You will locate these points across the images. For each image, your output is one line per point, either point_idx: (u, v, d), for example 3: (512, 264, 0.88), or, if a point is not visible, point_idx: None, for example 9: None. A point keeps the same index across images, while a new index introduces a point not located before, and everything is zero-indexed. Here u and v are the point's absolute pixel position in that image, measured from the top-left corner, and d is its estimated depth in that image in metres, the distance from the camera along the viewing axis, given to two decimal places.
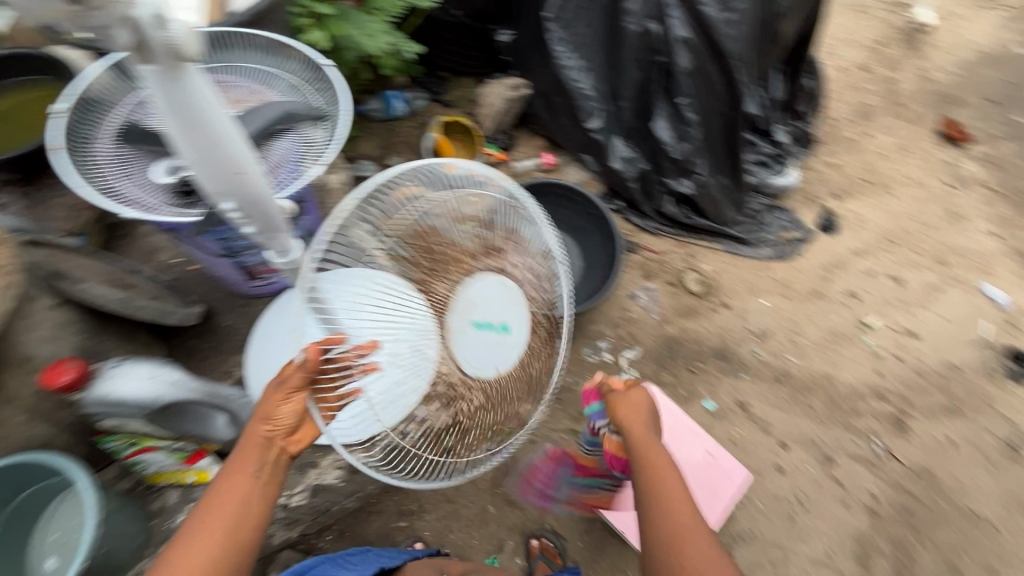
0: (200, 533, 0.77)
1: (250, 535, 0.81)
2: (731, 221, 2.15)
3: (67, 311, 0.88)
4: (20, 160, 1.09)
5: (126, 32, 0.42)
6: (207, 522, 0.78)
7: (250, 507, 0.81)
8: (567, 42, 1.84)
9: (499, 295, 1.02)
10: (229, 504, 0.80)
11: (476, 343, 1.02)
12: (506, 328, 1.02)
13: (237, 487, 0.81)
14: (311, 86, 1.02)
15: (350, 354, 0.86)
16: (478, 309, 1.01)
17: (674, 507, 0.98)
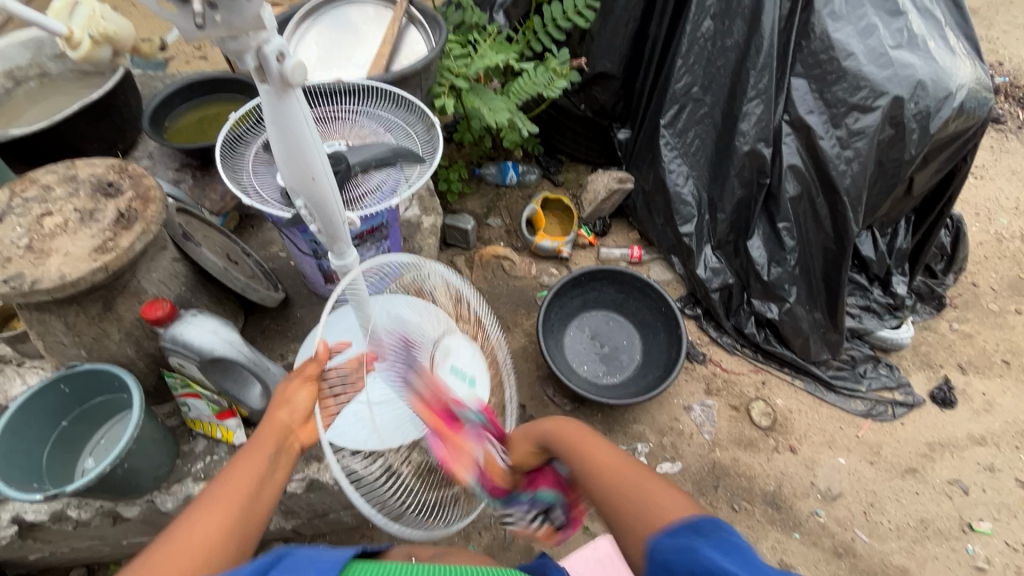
0: (210, 507, 0.69)
1: (258, 519, 0.72)
2: (821, 361, 1.98)
3: (181, 265, 1.09)
4: (202, 151, 1.41)
5: (252, 59, 0.56)
6: (215, 497, 0.70)
7: (261, 492, 0.73)
8: (677, 149, 1.92)
9: (472, 354, 1.04)
10: (240, 483, 0.72)
11: (457, 394, 0.98)
12: (472, 383, 1.02)
13: (248, 468, 0.74)
14: (420, 137, 1.20)
15: (355, 362, 0.88)
16: (455, 361, 1.01)
17: (592, 446, 0.89)
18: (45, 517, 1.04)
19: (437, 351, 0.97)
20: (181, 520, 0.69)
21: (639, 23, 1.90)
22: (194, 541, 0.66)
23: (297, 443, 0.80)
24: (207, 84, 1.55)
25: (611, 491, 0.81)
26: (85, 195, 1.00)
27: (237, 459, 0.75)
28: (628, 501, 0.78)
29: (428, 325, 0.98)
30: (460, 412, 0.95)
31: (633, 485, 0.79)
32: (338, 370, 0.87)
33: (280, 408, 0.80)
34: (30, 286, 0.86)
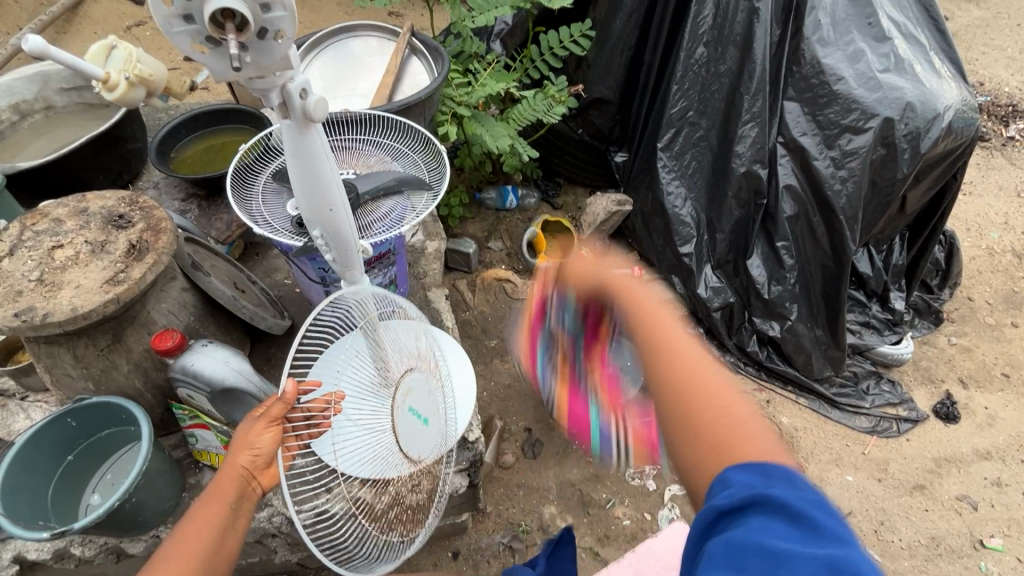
0: (165, 568, 0.70)
1: (220, 568, 0.73)
2: (824, 378, 1.99)
3: (190, 295, 1.09)
4: (209, 181, 1.42)
5: (278, 97, 0.58)
6: (171, 560, 0.70)
7: (222, 542, 0.74)
8: (675, 171, 1.94)
9: (430, 392, 1.05)
10: (194, 542, 0.72)
11: (416, 432, 0.99)
12: (428, 422, 1.03)
13: (206, 521, 0.73)
14: (427, 165, 1.22)
15: (320, 401, 0.81)
16: (417, 397, 0.99)
17: (670, 335, 0.79)
18: (48, 555, 1.02)
19: (401, 389, 0.95)
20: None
21: (633, 50, 1.96)
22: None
23: (260, 485, 0.77)
24: (212, 115, 1.58)
25: (680, 378, 0.74)
26: (95, 228, 1.00)
27: (195, 510, 0.74)
28: (696, 403, 0.71)
29: (393, 364, 0.95)
30: (412, 456, 0.98)
31: (711, 400, 0.70)
32: (303, 411, 0.80)
33: (239, 451, 0.76)
34: (41, 319, 0.86)
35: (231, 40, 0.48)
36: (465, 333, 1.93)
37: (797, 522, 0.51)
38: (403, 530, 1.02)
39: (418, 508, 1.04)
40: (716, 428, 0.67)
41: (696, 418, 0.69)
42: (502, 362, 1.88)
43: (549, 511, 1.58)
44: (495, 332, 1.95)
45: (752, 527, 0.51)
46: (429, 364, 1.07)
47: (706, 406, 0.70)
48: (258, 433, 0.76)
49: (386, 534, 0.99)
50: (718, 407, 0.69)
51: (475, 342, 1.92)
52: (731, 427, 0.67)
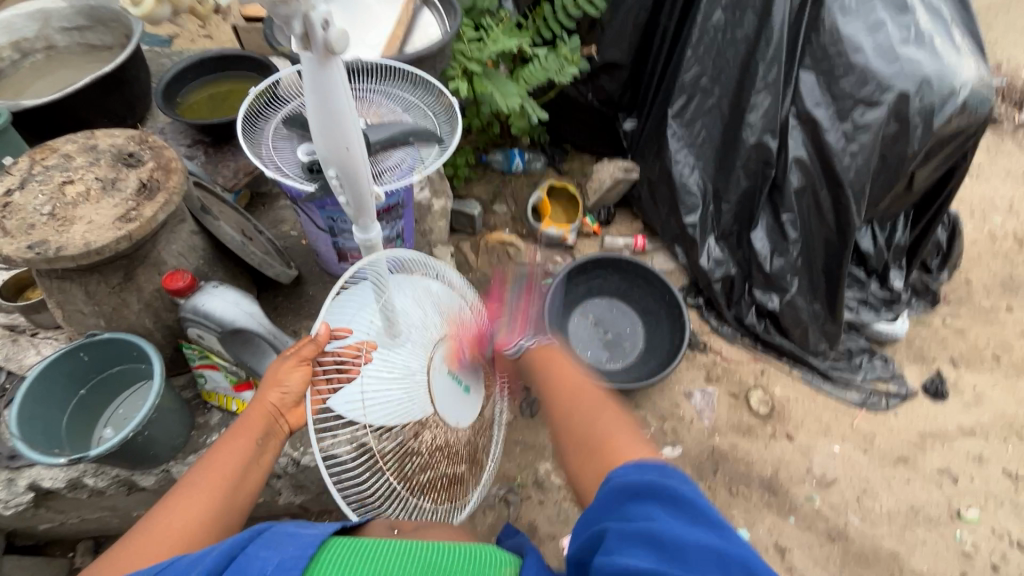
0: (190, 494, 0.77)
1: (240, 502, 0.80)
2: (819, 351, 2.02)
3: (201, 240, 1.10)
4: (215, 127, 1.41)
5: (299, 24, 0.58)
6: (198, 485, 0.78)
7: (245, 478, 0.82)
8: (684, 139, 1.94)
9: (472, 363, 1.07)
10: (216, 477, 0.79)
11: (451, 397, 1.00)
12: (466, 391, 1.05)
13: (233, 454, 0.82)
14: (439, 117, 1.21)
15: (353, 347, 0.86)
16: (457, 363, 1.02)
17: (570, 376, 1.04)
18: (63, 484, 1.05)
19: (438, 352, 0.98)
20: (167, 502, 0.76)
21: (649, 13, 1.90)
22: (172, 528, 0.72)
23: (285, 425, 0.87)
24: (219, 61, 1.55)
25: (570, 397, 0.99)
26: (106, 164, 1.00)
27: (220, 445, 0.83)
28: (595, 449, 0.84)
29: (430, 327, 0.98)
30: (448, 420, 0.99)
31: (607, 434, 0.86)
32: (333, 355, 0.86)
33: (269, 389, 0.85)
34: (55, 252, 0.86)
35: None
36: None
37: (700, 523, 0.57)
38: (438, 497, 1.03)
39: (454, 478, 1.05)
40: (601, 437, 0.85)
41: (587, 439, 0.87)
42: None
43: (544, 467, 1.63)
44: (497, 294, 1.96)
45: (662, 527, 0.56)
46: (474, 335, 1.11)
47: (598, 424, 0.89)
48: (291, 371, 0.85)
49: (419, 497, 1.01)
50: (602, 425, 0.89)
51: (477, 303, 1.93)
52: (610, 454, 0.82)
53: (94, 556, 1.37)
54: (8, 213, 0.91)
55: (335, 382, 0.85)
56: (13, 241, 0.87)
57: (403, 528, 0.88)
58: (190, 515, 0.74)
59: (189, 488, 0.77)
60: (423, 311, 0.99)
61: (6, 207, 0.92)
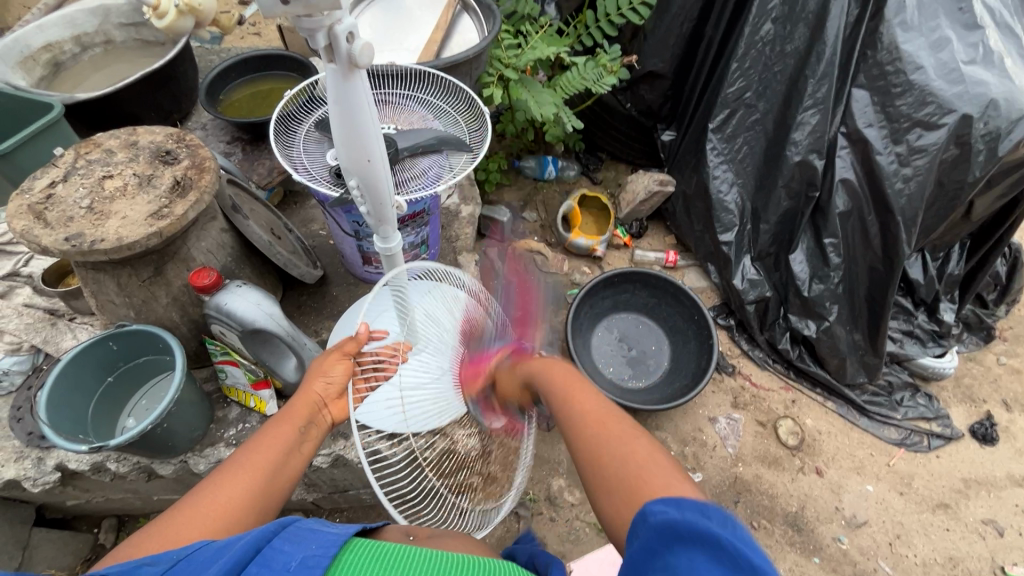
0: (233, 475, 0.70)
1: (281, 490, 0.73)
2: (856, 384, 1.92)
3: (230, 238, 1.12)
4: (253, 126, 1.44)
5: (322, 38, 0.57)
6: (240, 465, 0.71)
7: (285, 464, 0.74)
8: (723, 155, 1.87)
9: None
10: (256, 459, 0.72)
11: (483, 402, 0.98)
12: (495, 395, 1.02)
13: (275, 439, 0.75)
14: (468, 126, 1.19)
15: (390, 348, 0.85)
16: None
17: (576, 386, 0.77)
18: (87, 467, 1.08)
19: (465, 357, 0.97)
20: (206, 484, 0.69)
21: (695, 23, 1.85)
22: (210, 510, 0.65)
23: (329, 417, 0.81)
24: (261, 61, 1.59)
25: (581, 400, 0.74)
26: (143, 161, 1.03)
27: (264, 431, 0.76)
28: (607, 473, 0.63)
29: (458, 334, 0.97)
30: (478, 422, 0.97)
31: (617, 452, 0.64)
32: (373, 355, 0.85)
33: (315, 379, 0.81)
34: (89, 245, 0.89)
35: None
36: (491, 300, 1.93)
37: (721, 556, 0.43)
38: (478, 498, 0.99)
39: (489, 477, 1.01)
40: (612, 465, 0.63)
41: (610, 482, 0.62)
42: None
43: (557, 484, 1.60)
44: None
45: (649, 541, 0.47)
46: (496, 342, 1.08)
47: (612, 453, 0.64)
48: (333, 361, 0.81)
49: (456, 496, 0.98)
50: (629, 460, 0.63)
51: (501, 310, 1.91)
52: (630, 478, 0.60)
53: (116, 535, 1.42)
54: (50, 205, 0.95)
55: (374, 381, 0.84)
56: (52, 233, 0.90)
57: (418, 535, 0.75)
58: (230, 496, 0.67)
59: (232, 468, 0.71)
60: (451, 317, 0.97)
61: (49, 199, 0.96)
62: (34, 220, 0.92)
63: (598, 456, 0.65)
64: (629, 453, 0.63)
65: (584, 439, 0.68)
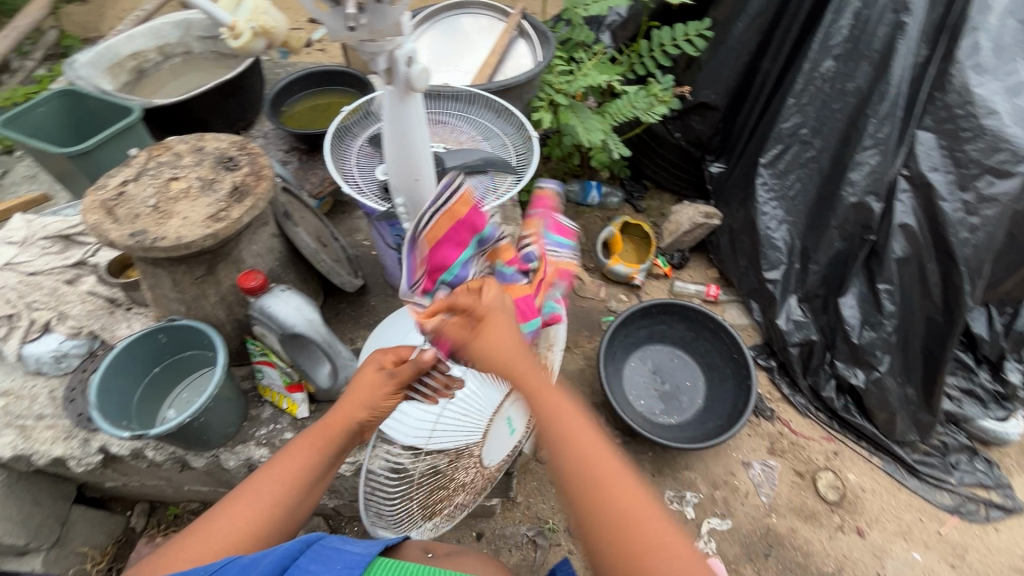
0: (255, 500, 0.70)
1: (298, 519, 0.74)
2: (906, 442, 1.79)
3: (280, 244, 1.16)
4: (311, 137, 1.50)
5: (383, 62, 0.59)
6: (262, 491, 0.71)
7: (308, 493, 0.74)
8: (774, 191, 1.82)
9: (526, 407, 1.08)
10: (275, 479, 0.72)
11: (499, 441, 1.03)
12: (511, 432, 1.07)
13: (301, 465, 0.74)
14: (515, 148, 1.21)
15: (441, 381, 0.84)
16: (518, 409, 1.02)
17: (564, 423, 0.66)
18: (126, 452, 1.13)
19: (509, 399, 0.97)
20: (229, 505, 0.70)
21: (751, 57, 1.83)
22: (231, 537, 0.67)
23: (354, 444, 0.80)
24: (323, 76, 1.67)
25: (595, 468, 0.64)
26: (207, 166, 1.09)
27: (288, 452, 0.75)
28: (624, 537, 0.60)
29: None
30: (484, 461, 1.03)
31: (634, 522, 0.61)
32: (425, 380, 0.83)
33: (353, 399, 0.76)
34: (151, 242, 0.94)
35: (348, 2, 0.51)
36: None
37: None
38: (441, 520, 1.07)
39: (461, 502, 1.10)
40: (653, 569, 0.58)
41: (619, 542, 0.60)
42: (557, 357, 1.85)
43: None
44: None
45: None
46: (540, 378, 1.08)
47: (627, 521, 0.61)
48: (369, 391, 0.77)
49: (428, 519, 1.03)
50: (640, 531, 0.60)
51: None
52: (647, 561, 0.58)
53: (147, 519, 1.50)
54: (120, 202, 1.01)
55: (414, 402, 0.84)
56: (119, 228, 0.96)
57: (435, 552, 0.80)
58: (248, 528, 0.68)
59: (255, 492, 0.71)
60: None
61: (120, 196, 1.02)
62: (104, 216, 0.98)
63: (609, 529, 0.61)
64: (654, 541, 0.60)
65: (605, 522, 0.61)
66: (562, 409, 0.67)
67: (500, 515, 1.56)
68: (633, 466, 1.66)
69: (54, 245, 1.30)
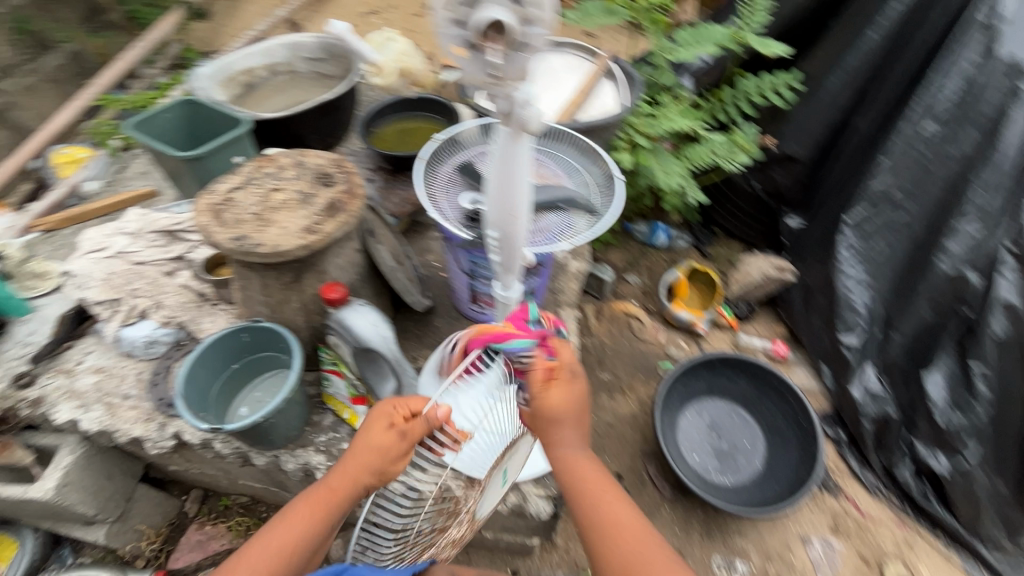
0: (261, 547, 0.75)
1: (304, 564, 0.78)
2: (992, 541, 1.60)
3: (361, 259, 1.21)
4: (397, 158, 1.57)
5: (503, 104, 0.60)
6: (270, 540, 0.76)
7: (314, 543, 0.78)
8: (857, 252, 1.74)
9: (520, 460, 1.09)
10: (280, 539, 0.76)
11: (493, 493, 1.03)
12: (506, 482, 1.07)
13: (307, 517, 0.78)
14: (598, 188, 1.21)
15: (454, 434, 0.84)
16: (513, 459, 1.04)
17: (586, 472, 0.79)
18: (197, 441, 1.19)
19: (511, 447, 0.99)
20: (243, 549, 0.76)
21: (843, 112, 1.77)
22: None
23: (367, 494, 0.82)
24: (414, 102, 1.75)
25: (603, 510, 0.76)
26: (306, 181, 1.15)
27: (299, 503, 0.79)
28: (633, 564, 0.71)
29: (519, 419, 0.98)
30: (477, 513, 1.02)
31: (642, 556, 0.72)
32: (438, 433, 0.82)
33: (364, 456, 0.78)
34: (251, 247, 1.00)
35: (493, 51, 0.51)
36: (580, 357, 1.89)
37: None
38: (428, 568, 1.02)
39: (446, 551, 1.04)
40: None
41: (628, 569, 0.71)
42: (609, 399, 1.81)
43: None
44: (609, 366, 1.88)
45: None
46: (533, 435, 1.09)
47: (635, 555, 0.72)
48: (377, 453, 0.77)
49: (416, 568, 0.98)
50: (646, 562, 0.72)
51: (587, 369, 1.87)
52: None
53: (199, 506, 1.55)
54: (227, 207, 1.09)
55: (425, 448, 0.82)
56: (225, 231, 1.03)
57: None
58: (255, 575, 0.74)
59: (265, 538, 0.76)
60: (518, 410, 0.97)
61: (227, 201, 1.10)
62: (212, 218, 1.06)
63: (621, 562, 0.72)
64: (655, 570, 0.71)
65: (616, 557, 0.73)
66: (580, 462, 0.80)
67: (537, 555, 1.51)
68: (681, 524, 1.58)
69: (160, 238, 1.41)
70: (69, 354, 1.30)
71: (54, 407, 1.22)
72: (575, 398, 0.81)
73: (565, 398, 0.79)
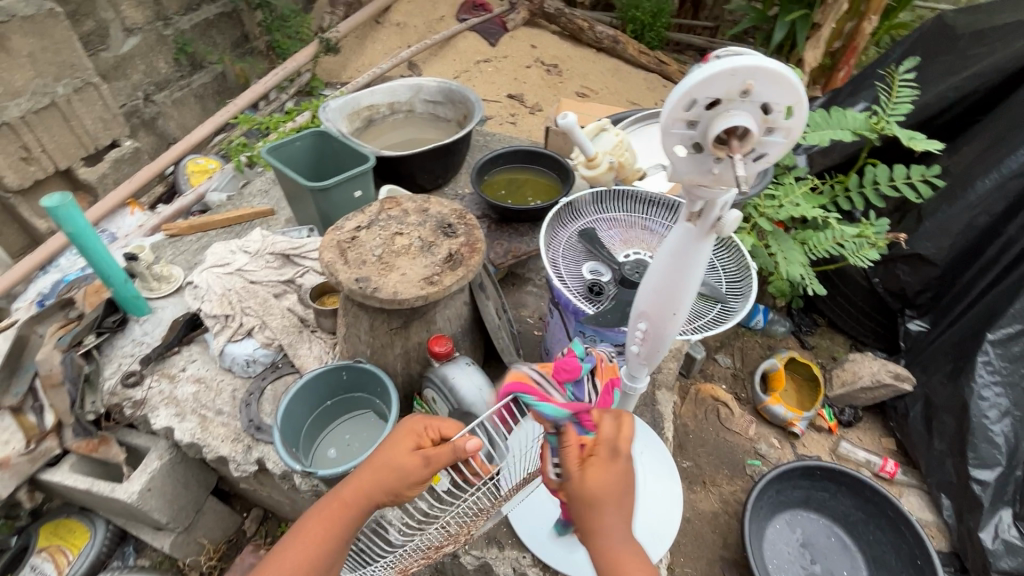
0: (280, 560, 0.71)
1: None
2: None
3: (467, 312, 1.18)
4: (507, 210, 1.57)
5: (700, 203, 0.55)
6: (290, 554, 0.72)
7: (334, 556, 0.74)
8: (1000, 374, 1.53)
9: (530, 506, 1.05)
10: (299, 553, 0.72)
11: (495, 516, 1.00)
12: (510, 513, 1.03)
13: (324, 527, 0.73)
14: (725, 271, 1.11)
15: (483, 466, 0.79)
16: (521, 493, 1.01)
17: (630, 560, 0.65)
18: (279, 471, 1.17)
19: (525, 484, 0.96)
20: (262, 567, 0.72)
21: (994, 218, 1.59)
22: None
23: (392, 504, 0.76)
24: (528, 154, 1.76)
25: None
26: (429, 228, 1.15)
27: (316, 511, 0.74)
28: None
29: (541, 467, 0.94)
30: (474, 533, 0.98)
31: None
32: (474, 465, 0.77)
33: (383, 470, 0.73)
34: (371, 292, 1.00)
35: (734, 160, 0.45)
36: None
37: None
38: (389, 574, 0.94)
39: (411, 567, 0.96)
40: None
41: None
42: (689, 490, 1.66)
43: None
44: (691, 452, 1.74)
45: None
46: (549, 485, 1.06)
47: None
48: (392, 468, 0.72)
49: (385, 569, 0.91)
50: None
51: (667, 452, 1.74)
52: None
53: (259, 526, 1.56)
54: (352, 246, 1.10)
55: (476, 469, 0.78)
56: (347, 271, 1.04)
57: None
58: None
59: (284, 551, 0.72)
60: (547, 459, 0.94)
61: (352, 240, 1.11)
62: (337, 256, 1.07)
63: None
64: None
65: None
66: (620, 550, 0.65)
67: None
68: None
69: (275, 260, 1.45)
70: (175, 360, 1.35)
71: (154, 412, 1.25)
72: (616, 479, 0.66)
73: (607, 478, 0.65)
